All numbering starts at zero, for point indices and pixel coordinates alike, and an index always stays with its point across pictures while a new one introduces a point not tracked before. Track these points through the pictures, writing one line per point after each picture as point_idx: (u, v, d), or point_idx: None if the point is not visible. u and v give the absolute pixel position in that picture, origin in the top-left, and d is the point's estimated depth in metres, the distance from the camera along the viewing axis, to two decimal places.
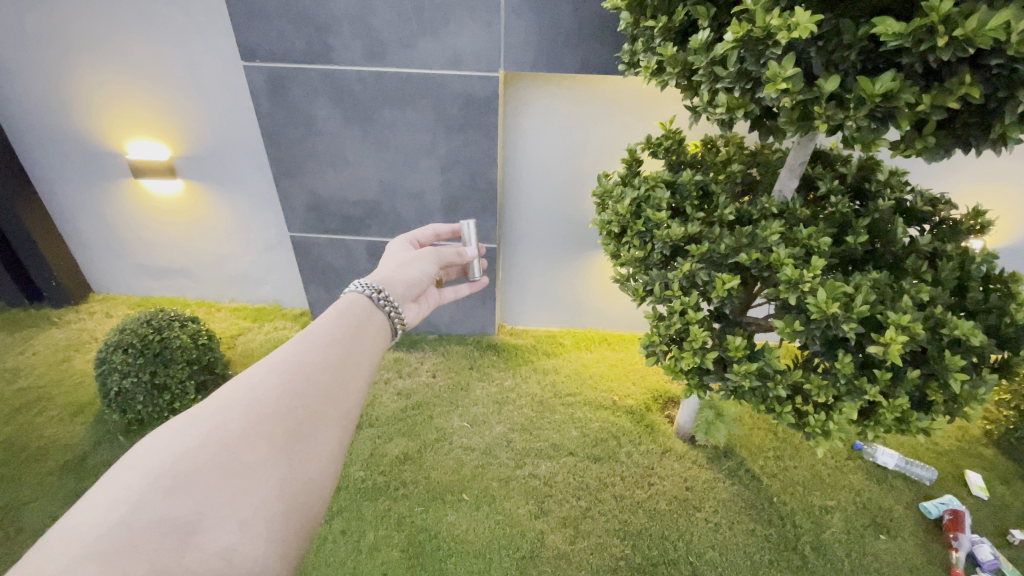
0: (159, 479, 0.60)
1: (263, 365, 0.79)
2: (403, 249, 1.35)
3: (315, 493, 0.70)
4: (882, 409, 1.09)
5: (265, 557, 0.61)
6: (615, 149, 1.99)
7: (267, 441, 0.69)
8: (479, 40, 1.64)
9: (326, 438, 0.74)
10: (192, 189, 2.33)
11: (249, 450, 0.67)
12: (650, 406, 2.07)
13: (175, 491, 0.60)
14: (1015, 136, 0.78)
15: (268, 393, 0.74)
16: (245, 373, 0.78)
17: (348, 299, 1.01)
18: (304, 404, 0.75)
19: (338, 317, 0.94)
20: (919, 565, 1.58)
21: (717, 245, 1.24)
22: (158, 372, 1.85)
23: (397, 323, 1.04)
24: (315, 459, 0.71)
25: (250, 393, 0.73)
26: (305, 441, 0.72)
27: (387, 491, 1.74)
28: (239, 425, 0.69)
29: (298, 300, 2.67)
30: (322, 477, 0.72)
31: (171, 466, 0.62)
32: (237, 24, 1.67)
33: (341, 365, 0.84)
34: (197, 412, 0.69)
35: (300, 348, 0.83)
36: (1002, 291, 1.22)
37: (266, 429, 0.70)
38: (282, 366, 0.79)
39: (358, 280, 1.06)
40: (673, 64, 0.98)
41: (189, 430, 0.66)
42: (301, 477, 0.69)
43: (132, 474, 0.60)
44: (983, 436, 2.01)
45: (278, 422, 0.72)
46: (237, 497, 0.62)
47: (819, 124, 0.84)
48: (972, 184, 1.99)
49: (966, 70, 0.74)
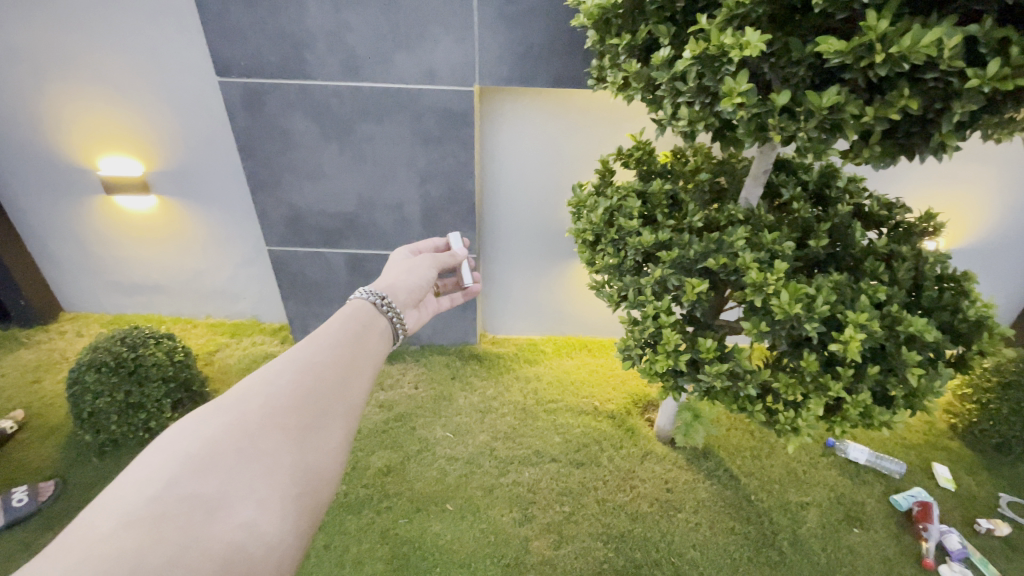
0: (187, 460, 0.65)
1: (277, 362, 0.84)
2: (403, 257, 1.38)
3: (325, 480, 0.74)
4: (847, 404, 1.14)
5: (282, 534, 0.66)
6: (589, 160, 2.04)
7: (282, 430, 0.73)
8: (453, 55, 1.68)
9: (336, 428, 0.79)
10: (167, 205, 2.30)
11: (266, 437, 0.72)
12: (630, 410, 2.11)
13: (201, 471, 0.65)
14: (953, 145, 0.83)
15: (282, 387, 0.79)
16: (261, 369, 0.82)
17: (354, 305, 1.04)
18: (315, 397, 0.80)
19: (346, 319, 0.99)
20: (891, 556, 1.63)
21: (687, 251, 1.29)
22: (133, 390, 1.82)
23: (398, 329, 1.08)
24: (326, 448, 0.76)
25: (266, 387, 0.78)
26: (317, 431, 0.77)
27: (370, 504, 1.73)
28: (256, 415, 0.74)
29: (277, 314, 2.65)
30: (332, 465, 0.76)
31: (198, 450, 0.67)
32: (211, 41, 1.67)
33: (349, 362, 0.88)
34: (219, 403, 0.74)
35: (311, 345, 0.88)
36: (956, 289, 1.29)
37: (280, 418, 0.75)
38: (295, 362, 0.83)
39: (363, 287, 1.10)
40: (638, 80, 1.04)
41: (212, 418, 0.72)
42: (312, 464, 0.74)
43: (163, 455, 0.65)
44: (949, 429, 2.09)
45: (292, 414, 0.76)
46: (256, 479, 0.67)
47: (774, 135, 0.90)
48: (927, 188, 2.10)
49: (905, 84, 0.79)
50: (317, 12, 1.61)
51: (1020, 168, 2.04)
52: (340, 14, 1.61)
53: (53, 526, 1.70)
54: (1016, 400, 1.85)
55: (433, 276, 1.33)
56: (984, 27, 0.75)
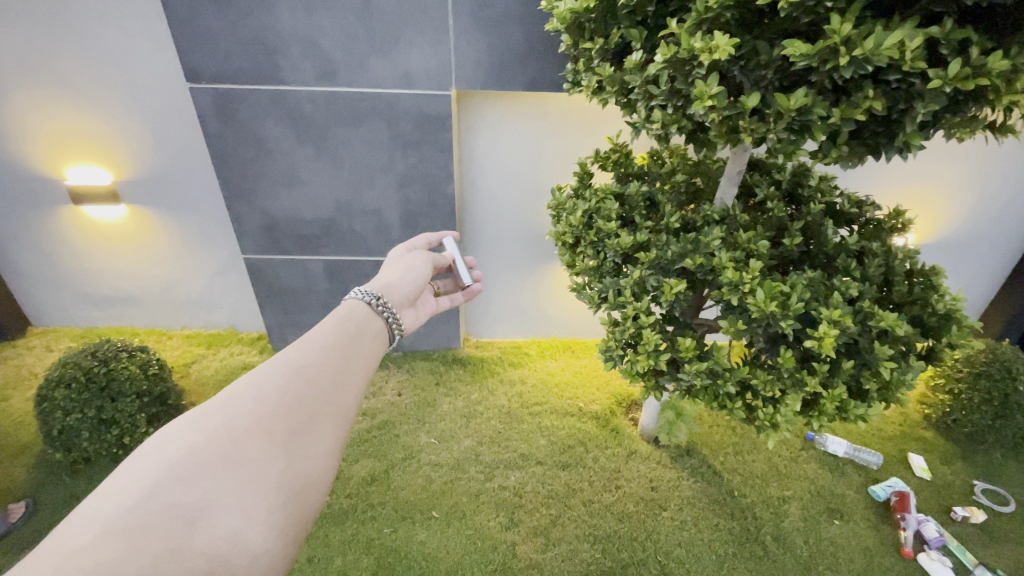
0: (170, 468, 0.63)
1: (267, 365, 0.82)
2: (399, 256, 1.36)
3: (314, 487, 0.72)
4: (824, 399, 1.17)
5: (268, 544, 0.64)
6: (567, 163, 2.06)
7: (269, 436, 0.71)
8: (429, 59, 1.67)
9: (327, 434, 0.76)
10: (138, 214, 2.25)
11: (253, 443, 0.70)
12: (615, 410, 2.12)
13: (184, 480, 0.63)
14: (917, 144, 0.85)
15: (271, 391, 0.77)
16: (250, 373, 0.81)
17: (349, 305, 1.03)
18: (304, 401, 0.78)
19: (340, 321, 0.97)
20: (871, 546, 1.66)
21: (665, 252, 1.30)
22: (105, 406, 1.76)
23: (394, 329, 1.07)
24: (315, 455, 0.74)
25: (254, 392, 0.76)
26: (306, 436, 0.74)
27: (354, 514, 1.71)
28: (244, 420, 0.72)
29: (255, 323, 2.60)
30: (322, 471, 0.74)
31: (181, 457, 0.65)
32: (181, 46, 1.64)
33: (343, 365, 0.86)
34: (205, 408, 0.73)
35: (301, 348, 0.86)
36: (925, 284, 1.33)
37: (268, 424, 0.72)
38: (284, 365, 0.81)
39: (359, 287, 1.09)
40: (612, 84, 1.05)
41: (197, 425, 0.70)
42: (301, 471, 0.71)
43: (145, 464, 0.64)
44: (923, 420, 2.15)
45: (280, 419, 0.74)
46: (241, 487, 0.65)
47: (745, 137, 0.91)
48: (896, 186, 2.16)
49: (869, 85, 0.81)
50: (289, 16, 1.59)
51: (983, 165, 2.12)
52: (313, 18, 1.59)
53: (22, 549, 1.64)
54: (986, 389, 1.91)
55: (429, 276, 1.32)
56: (944, 29, 0.77)
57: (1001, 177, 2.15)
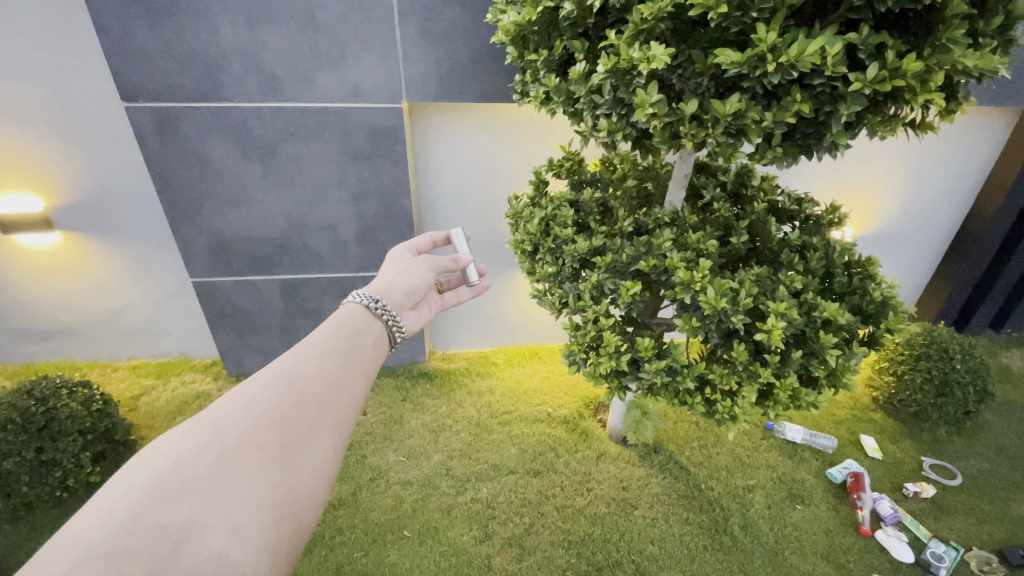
0: (157, 486, 0.63)
1: (260, 375, 0.82)
2: (401, 257, 1.33)
3: (307, 501, 0.73)
4: (777, 389, 1.21)
5: (257, 563, 0.65)
6: (523, 171, 2.09)
7: (261, 450, 0.72)
8: (378, 73, 1.67)
9: (319, 447, 0.77)
10: (73, 241, 2.11)
11: (244, 459, 0.70)
12: (583, 413, 2.14)
13: (171, 500, 0.63)
14: (843, 143, 0.91)
15: (263, 403, 0.77)
16: (242, 384, 0.81)
17: (348, 309, 1.03)
18: (298, 413, 0.78)
19: (337, 325, 0.97)
20: (832, 527, 1.74)
21: (619, 255, 1.33)
22: (44, 448, 1.64)
23: (395, 331, 1.06)
24: (307, 470, 0.74)
25: (246, 405, 0.76)
26: (299, 449, 0.75)
27: (322, 541, 1.65)
28: (234, 435, 0.72)
29: (208, 349, 2.49)
30: (315, 484, 0.75)
31: (169, 475, 0.65)
32: (114, 64, 1.57)
33: (338, 374, 0.86)
34: (195, 422, 0.73)
35: (295, 357, 0.86)
36: (863, 274, 1.41)
37: (260, 438, 0.73)
38: (277, 376, 0.82)
39: (357, 291, 1.08)
40: (558, 94, 1.07)
41: (185, 440, 0.70)
42: (294, 486, 0.72)
43: (131, 482, 0.63)
44: (872, 402, 2.27)
45: (272, 432, 0.74)
46: (231, 504, 0.66)
47: (686, 141, 0.95)
48: (835, 183, 2.29)
49: (796, 90, 0.86)
50: (229, 32, 1.55)
51: (910, 161, 2.27)
52: (255, 33, 1.56)
53: None
54: (926, 369, 2.04)
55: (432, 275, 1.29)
56: (862, 35, 0.83)
57: (926, 172, 2.31)
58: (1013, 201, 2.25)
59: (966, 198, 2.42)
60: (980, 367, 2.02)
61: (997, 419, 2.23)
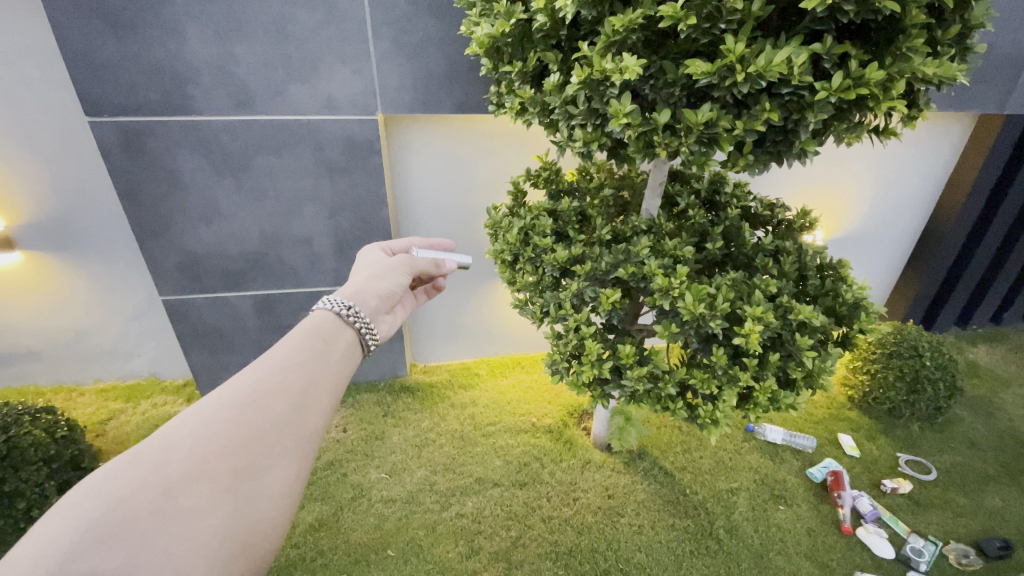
0: (93, 529, 0.60)
1: (215, 394, 0.79)
2: (375, 260, 1.30)
3: (260, 534, 0.72)
4: (757, 392, 1.23)
5: None
6: (500, 182, 2.09)
7: (211, 482, 0.70)
8: (352, 85, 1.65)
9: (276, 474, 0.75)
10: (34, 261, 2.02)
11: (192, 492, 0.68)
12: (567, 422, 2.14)
13: (108, 543, 0.60)
14: (812, 150, 0.93)
15: (216, 429, 0.74)
16: (195, 405, 0.77)
17: (317, 316, 1.00)
18: (254, 438, 0.76)
19: (304, 336, 0.95)
20: (815, 527, 1.76)
21: (599, 263, 1.34)
22: (6, 479, 1.52)
23: (368, 338, 1.04)
24: (262, 499, 0.73)
25: (197, 430, 0.73)
26: (254, 477, 0.73)
27: (302, 564, 1.60)
28: (182, 466, 0.69)
29: (179, 369, 2.42)
30: (271, 514, 0.73)
31: (107, 514, 0.62)
32: (76, 78, 1.52)
33: (300, 392, 0.84)
34: (139, 451, 0.69)
35: (254, 374, 0.83)
36: (835, 275, 1.44)
37: (210, 468, 0.70)
38: (233, 397, 0.78)
39: (328, 296, 1.05)
40: (533, 105, 1.08)
41: (127, 472, 0.66)
42: (247, 517, 0.71)
43: (64, 523, 0.60)
44: (848, 401, 2.32)
45: (224, 461, 0.72)
46: (176, 544, 0.63)
47: (660, 150, 0.97)
48: (805, 187, 2.35)
49: (765, 99, 0.88)
50: (198, 45, 1.52)
51: (874, 164, 2.35)
52: (224, 46, 1.53)
53: None
54: (898, 367, 2.09)
55: (407, 281, 1.26)
56: (825, 45, 0.85)
57: (890, 173, 2.39)
58: (972, 203, 2.35)
59: (928, 199, 2.52)
60: (948, 363, 2.09)
61: (967, 413, 2.30)
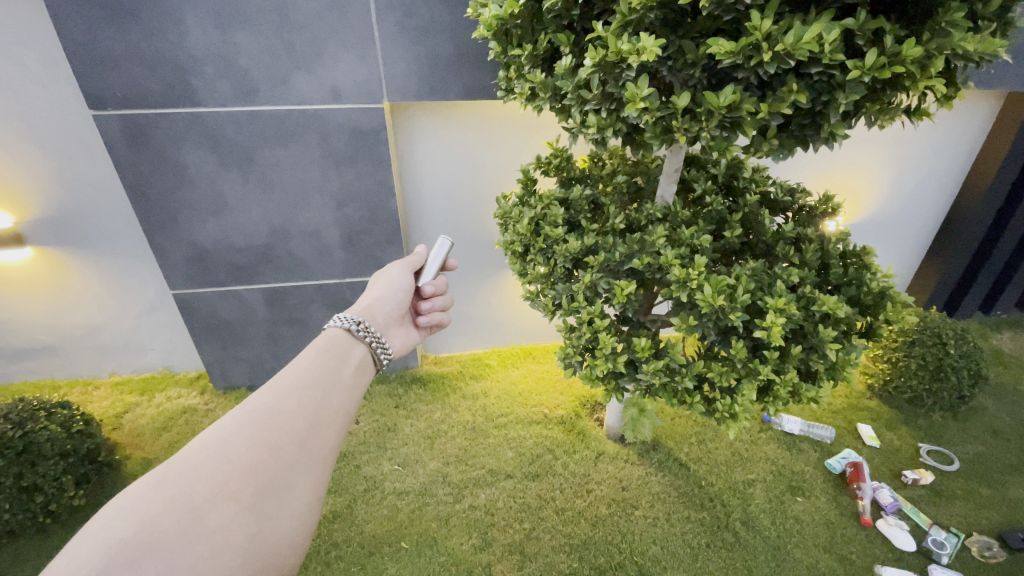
0: (120, 552, 0.58)
1: (232, 415, 0.78)
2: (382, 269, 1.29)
3: (283, 552, 0.70)
4: (777, 385, 1.19)
5: None
6: (509, 170, 2.05)
7: (234, 500, 0.68)
8: (357, 73, 1.61)
9: (298, 490, 0.74)
10: (46, 256, 2.03)
11: (216, 512, 0.66)
12: (579, 413, 2.12)
13: (135, 565, 0.58)
14: (841, 133, 0.87)
15: (236, 448, 0.73)
16: (214, 425, 0.76)
17: (328, 335, 1.00)
18: (274, 455, 0.75)
19: (318, 353, 0.94)
20: (834, 519, 1.73)
21: (612, 254, 1.31)
22: (23, 473, 1.56)
23: (380, 353, 1.04)
24: (284, 517, 0.71)
25: (218, 449, 0.72)
26: (276, 495, 0.72)
27: (318, 556, 1.61)
28: (205, 486, 0.67)
29: (192, 362, 2.43)
30: (293, 531, 0.72)
31: (133, 536, 0.60)
32: (79, 70, 1.50)
33: (317, 408, 0.83)
34: (163, 472, 0.68)
35: (271, 393, 0.82)
36: (858, 263, 1.38)
37: (233, 486, 0.69)
38: (251, 416, 0.78)
39: (338, 313, 1.05)
40: (544, 89, 1.04)
41: (152, 493, 0.65)
42: (270, 535, 0.69)
43: (92, 548, 0.58)
44: (867, 390, 2.26)
45: (247, 479, 0.71)
46: (202, 565, 0.61)
47: (679, 136, 0.92)
48: (824, 172, 2.28)
49: (793, 79, 0.82)
50: (199, 34, 1.48)
51: (897, 148, 2.27)
52: (227, 34, 1.49)
53: None
54: (921, 355, 2.03)
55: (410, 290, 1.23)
56: (858, 20, 0.79)
57: (912, 160, 2.31)
58: (1001, 184, 2.25)
59: (953, 185, 2.43)
60: (973, 351, 2.02)
61: (991, 402, 2.24)
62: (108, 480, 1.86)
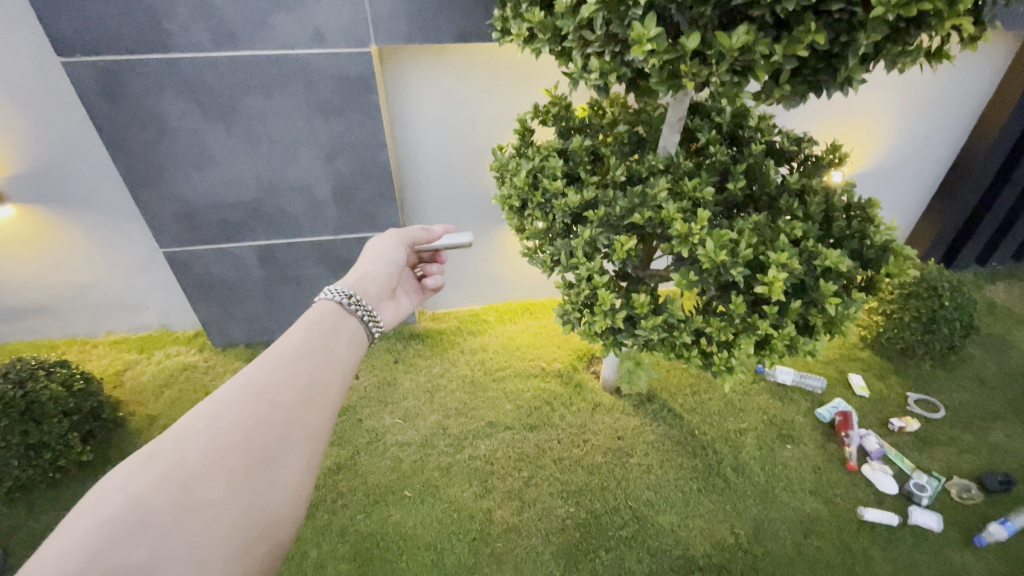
0: (114, 526, 0.59)
1: (225, 389, 0.78)
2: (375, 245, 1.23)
3: (278, 523, 0.71)
4: (775, 339, 1.19)
5: None
6: (503, 120, 1.96)
7: (227, 475, 0.69)
8: (341, 13, 1.50)
9: (291, 464, 0.75)
10: (28, 214, 1.97)
11: (209, 487, 0.67)
12: (576, 366, 2.14)
13: (130, 539, 0.59)
14: (858, 78, 0.83)
15: (229, 422, 0.73)
16: (207, 399, 0.76)
17: (321, 308, 0.98)
18: (267, 429, 0.75)
19: (310, 325, 0.93)
20: (821, 465, 1.79)
21: (613, 208, 1.27)
22: (30, 432, 1.59)
23: (371, 326, 1.03)
24: (277, 489, 0.72)
25: (211, 424, 0.72)
26: (269, 469, 0.72)
27: (324, 505, 1.67)
28: (197, 461, 0.68)
29: (188, 320, 2.42)
30: (288, 503, 0.72)
31: (127, 512, 0.61)
32: (41, 12, 1.39)
33: (308, 382, 0.83)
34: (156, 447, 0.68)
35: (263, 367, 0.82)
36: (863, 216, 1.35)
37: (225, 461, 0.69)
38: (243, 390, 0.78)
39: (330, 286, 1.03)
40: (543, 30, 0.97)
41: (144, 469, 0.65)
42: (264, 508, 0.70)
43: (86, 523, 0.58)
44: (861, 341, 2.29)
45: (239, 454, 0.71)
46: (196, 537, 0.62)
47: (687, 82, 0.87)
48: (828, 123, 2.21)
49: (811, 18, 0.77)
50: None
51: (905, 98, 2.18)
52: None
53: None
54: (916, 307, 2.05)
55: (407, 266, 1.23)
56: None
57: (920, 110, 2.23)
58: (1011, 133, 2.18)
59: (960, 136, 2.36)
60: (968, 303, 2.03)
61: (980, 351, 2.28)
62: (114, 436, 1.91)
